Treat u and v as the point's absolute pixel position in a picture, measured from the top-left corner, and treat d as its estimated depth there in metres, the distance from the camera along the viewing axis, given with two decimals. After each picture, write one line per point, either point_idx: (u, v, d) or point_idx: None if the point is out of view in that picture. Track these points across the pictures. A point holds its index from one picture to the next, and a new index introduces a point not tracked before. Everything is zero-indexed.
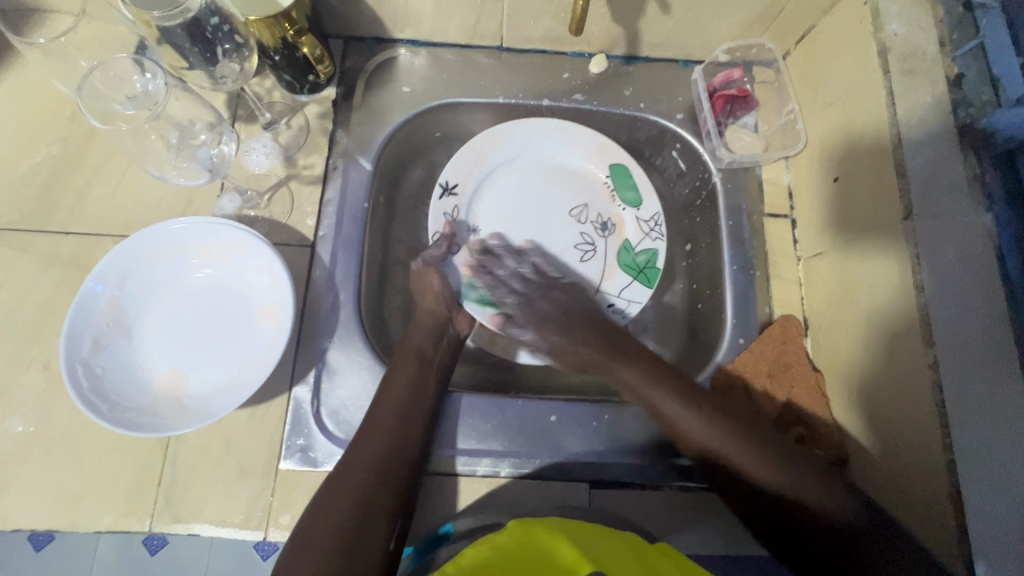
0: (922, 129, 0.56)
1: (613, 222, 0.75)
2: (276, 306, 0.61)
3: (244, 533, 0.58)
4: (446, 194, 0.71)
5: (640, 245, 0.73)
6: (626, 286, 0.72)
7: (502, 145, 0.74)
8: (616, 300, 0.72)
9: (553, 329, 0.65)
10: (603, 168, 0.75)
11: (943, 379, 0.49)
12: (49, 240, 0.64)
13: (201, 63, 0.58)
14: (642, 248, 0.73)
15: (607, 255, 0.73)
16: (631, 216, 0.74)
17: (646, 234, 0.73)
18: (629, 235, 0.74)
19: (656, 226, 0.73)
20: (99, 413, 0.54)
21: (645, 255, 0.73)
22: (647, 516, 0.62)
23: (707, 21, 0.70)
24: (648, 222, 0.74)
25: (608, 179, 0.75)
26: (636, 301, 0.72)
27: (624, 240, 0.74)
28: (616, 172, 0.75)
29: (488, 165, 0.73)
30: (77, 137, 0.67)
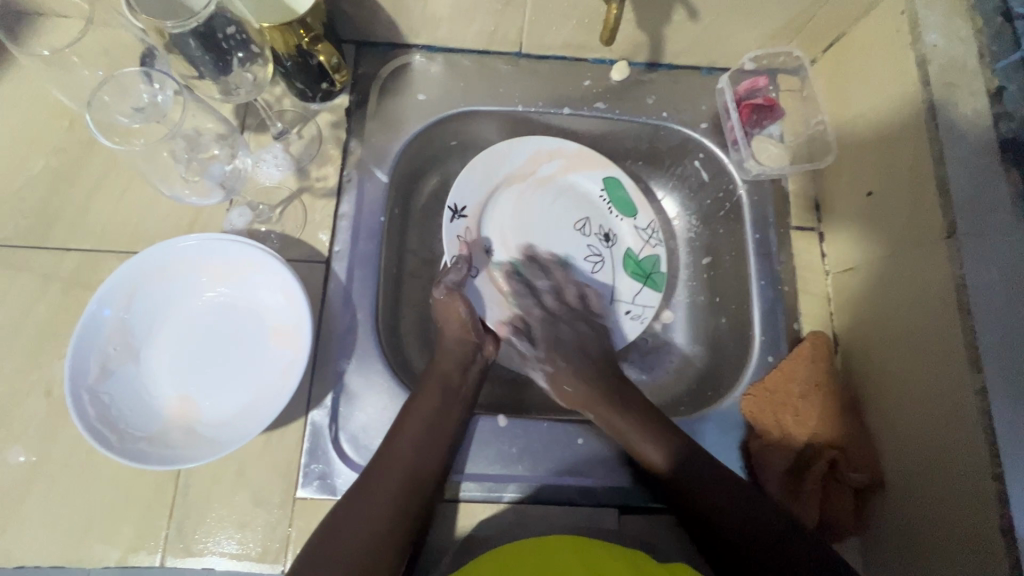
0: (966, 144, 0.54)
1: (613, 233, 0.75)
2: (291, 327, 0.58)
3: (262, 566, 0.55)
4: (456, 217, 0.68)
5: (643, 251, 0.74)
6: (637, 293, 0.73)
7: (505, 161, 0.72)
8: (631, 306, 0.72)
9: (569, 363, 0.64)
10: (597, 182, 0.75)
11: (992, 406, 0.48)
12: (49, 257, 0.61)
13: (213, 72, 0.56)
14: (646, 255, 0.74)
15: (615, 264, 0.74)
16: (630, 225, 0.75)
17: (647, 241, 0.75)
18: (629, 243, 0.75)
19: (654, 233, 0.75)
20: (108, 445, 0.51)
21: (650, 260, 0.74)
22: (676, 540, 0.60)
23: (735, 28, 0.68)
24: (646, 230, 0.75)
25: (604, 194, 0.75)
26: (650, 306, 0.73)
27: (627, 247, 0.75)
28: (610, 185, 0.75)
29: (495, 182, 0.71)
30: (76, 148, 0.64)
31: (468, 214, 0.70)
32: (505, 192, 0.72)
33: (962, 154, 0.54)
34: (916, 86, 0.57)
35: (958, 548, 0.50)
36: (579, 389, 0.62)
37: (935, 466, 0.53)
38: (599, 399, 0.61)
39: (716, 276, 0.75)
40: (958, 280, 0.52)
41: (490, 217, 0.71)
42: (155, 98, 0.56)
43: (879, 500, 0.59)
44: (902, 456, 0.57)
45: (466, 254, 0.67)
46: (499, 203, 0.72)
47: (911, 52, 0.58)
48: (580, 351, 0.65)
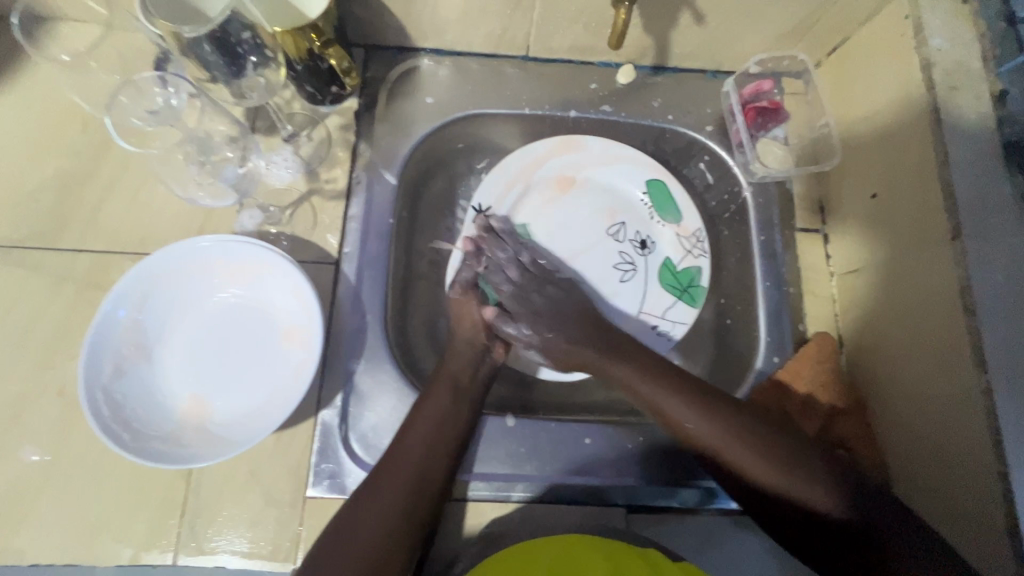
0: (971, 147, 0.55)
1: (652, 239, 0.74)
2: (302, 328, 0.59)
3: (273, 565, 0.56)
4: (480, 215, 0.70)
5: (682, 263, 0.72)
6: (671, 307, 0.71)
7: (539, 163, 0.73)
8: (660, 321, 0.70)
9: (551, 333, 0.62)
10: (640, 184, 0.74)
11: (998, 406, 0.48)
12: (63, 257, 0.61)
13: (225, 76, 0.57)
14: (685, 266, 0.72)
15: (649, 273, 0.72)
16: (671, 233, 0.73)
17: (687, 252, 0.72)
18: (669, 252, 0.73)
19: (698, 243, 0.72)
20: (122, 444, 0.52)
21: (690, 271, 0.72)
22: (683, 538, 0.61)
23: (741, 31, 0.68)
24: (690, 239, 0.73)
25: (646, 196, 0.74)
26: (682, 322, 0.70)
27: (668, 257, 0.73)
28: (653, 188, 0.73)
29: (527, 181, 0.73)
30: (88, 149, 0.64)
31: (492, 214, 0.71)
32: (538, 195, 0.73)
33: (966, 157, 0.54)
34: (921, 89, 0.58)
35: (967, 548, 0.50)
36: (561, 348, 0.63)
37: (944, 465, 0.53)
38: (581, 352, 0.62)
39: (722, 277, 0.75)
40: (963, 281, 0.52)
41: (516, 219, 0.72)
42: (169, 100, 0.59)
43: None
44: (910, 455, 0.57)
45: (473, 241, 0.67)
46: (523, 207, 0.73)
47: (916, 56, 0.58)
48: (557, 321, 0.62)
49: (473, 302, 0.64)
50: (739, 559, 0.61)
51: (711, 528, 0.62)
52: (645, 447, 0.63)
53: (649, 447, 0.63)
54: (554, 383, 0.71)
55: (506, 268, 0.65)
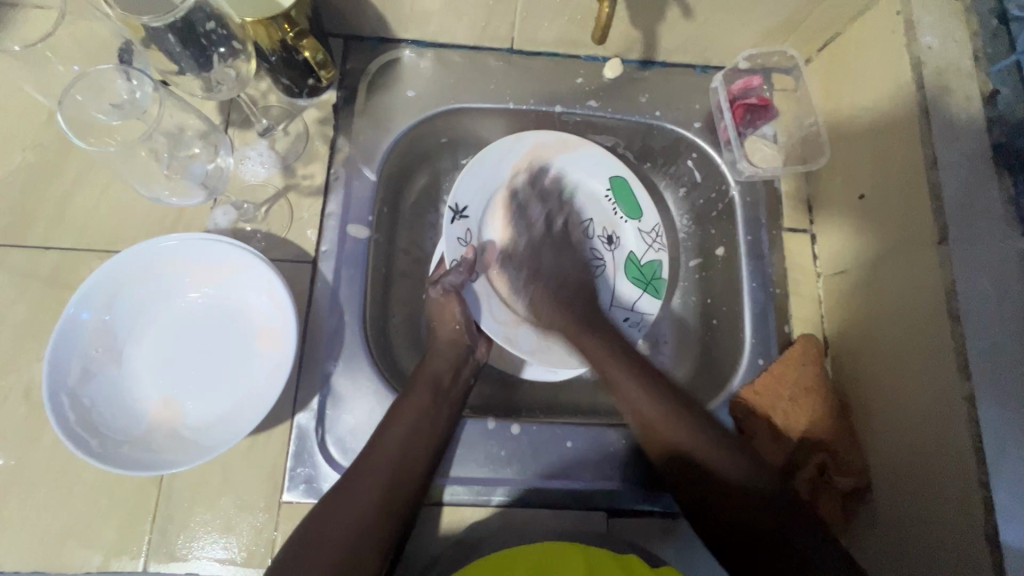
0: (958, 149, 0.54)
1: (615, 235, 0.75)
2: (276, 329, 0.57)
3: (247, 571, 0.55)
4: (456, 218, 0.67)
5: (645, 256, 0.74)
6: (637, 300, 0.73)
7: (502, 161, 0.70)
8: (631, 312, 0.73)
9: (545, 289, 0.68)
10: (604, 180, 0.74)
11: (980, 413, 0.48)
12: (27, 255, 0.59)
13: (194, 68, 0.54)
14: (648, 260, 0.74)
15: (615, 267, 0.74)
16: (633, 228, 0.75)
17: (650, 245, 0.74)
18: (632, 248, 0.74)
19: (658, 236, 0.74)
20: (88, 450, 0.50)
21: (653, 266, 0.74)
22: (665, 541, 0.61)
23: (730, 26, 0.67)
24: (650, 233, 0.74)
25: (609, 193, 0.74)
26: (649, 314, 0.73)
27: (630, 252, 0.75)
28: (615, 185, 0.74)
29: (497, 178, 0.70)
30: (54, 143, 0.62)
31: (469, 214, 0.68)
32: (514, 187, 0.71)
33: (954, 158, 0.53)
34: (910, 89, 0.56)
35: (945, 551, 0.50)
36: (595, 342, 0.64)
37: (923, 469, 0.53)
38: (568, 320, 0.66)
39: (707, 276, 0.74)
40: (948, 285, 0.51)
41: (491, 221, 0.71)
42: (133, 95, 0.54)
43: (866, 504, 0.59)
44: (890, 460, 0.57)
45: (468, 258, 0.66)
46: (499, 204, 0.71)
47: (906, 53, 0.57)
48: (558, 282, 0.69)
49: (455, 305, 0.63)
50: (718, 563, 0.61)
51: (692, 532, 0.61)
52: (627, 450, 0.62)
53: (630, 450, 0.62)
54: (536, 384, 0.70)
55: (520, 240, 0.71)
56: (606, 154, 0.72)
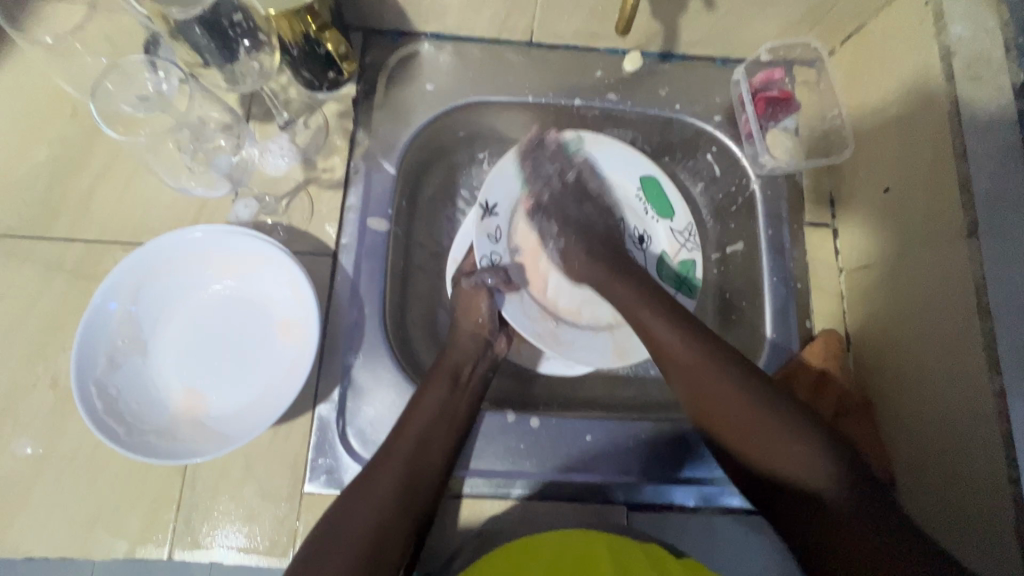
0: (990, 141, 0.52)
1: (648, 234, 0.73)
2: (299, 321, 0.58)
3: (269, 560, 0.55)
4: (486, 214, 0.66)
5: (678, 256, 0.72)
6: (672, 297, 0.70)
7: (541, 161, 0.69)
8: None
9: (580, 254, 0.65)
10: (633, 180, 0.72)
11: (1011, 409, 0.47)
12: (54, 247, 0.60)
13: (219, 61, 0.54)
14: (681, 259, 0.72)
15: (648, 265, 0.72)
16: (665, 228, 0.73)
17: (682, 245, 0.72)
18: (664, 245, 0.72)
19: (691, 236, 0.72)
20: (116, 438, 0.51)
21: (686, 265, 0.71)
22: (685, 537, 0.60)
23: (752, 18, 0.66)
24: (682, 232, 0.72)
25: (640, 193, 0.73)
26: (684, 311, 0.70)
27: (662, 251, 0.72)
28: (646, 184, 0.72)
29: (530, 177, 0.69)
30: (79, 136, 0.63)
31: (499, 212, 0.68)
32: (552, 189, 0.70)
33: (985, 150, 0.52)
34: (940, 79, 0.55)
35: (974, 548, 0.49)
36: (586, 267, 0.64)
37: (950, 466, 0.52)
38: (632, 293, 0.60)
39: (727, 271, 0.73)
40: (978, 280, 0.50)
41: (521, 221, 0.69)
42: (159, 86, 0.57)
43: None
44: (917, 456, 0.56)
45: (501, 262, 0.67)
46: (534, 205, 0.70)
47: (935, 44, 0.56)
48: (583, 230, 0.67)
49: (484, 299, 0.63)
50: (738, 558, 0.60)
51: (714, 528, 0.61)
52: (647, 444, 0.62)
53: (650, 444, 0.62)
54: (553, 378, 0.70)
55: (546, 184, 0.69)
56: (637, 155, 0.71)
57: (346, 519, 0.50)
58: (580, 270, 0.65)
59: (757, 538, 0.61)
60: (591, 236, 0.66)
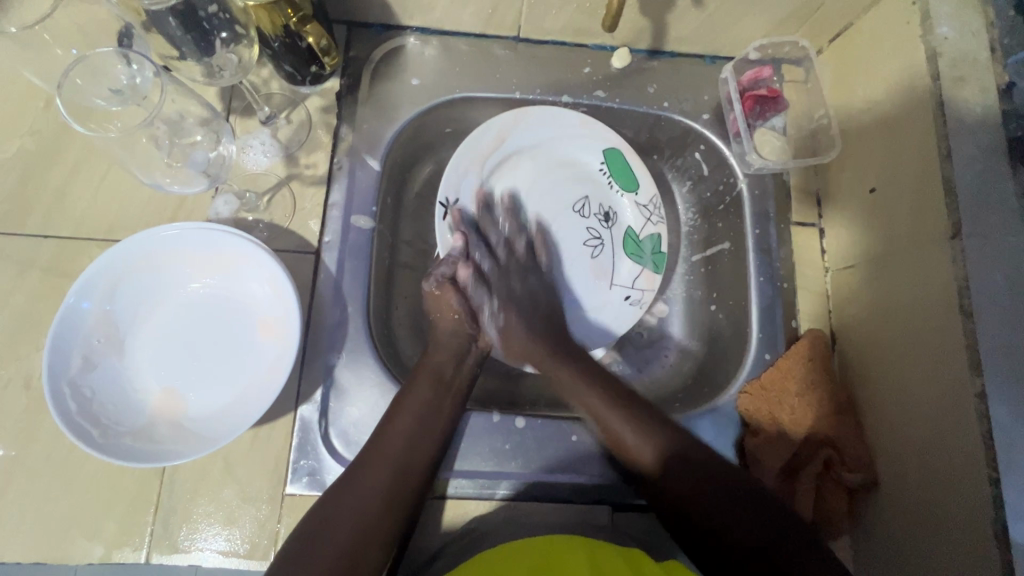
0: (974, 143, 0.53)
1: (614, 210, 0.73)
2: (279, 321, 0.57)
3: (250, 563, 0.55)
4: (447, 211, 0.65)
5: (644, 230, 0.72)
6: (637, 276, 0.72)
7: (495, 141, 0.68)
8: (631, 291, 0.71)
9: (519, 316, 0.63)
10: (596, 154, 0.72)
11: (991, 410, 0.47)
12: (27, 244, 0.58)
13: (195, 53, 0.52)
14: (646, 235, 0.72)
15: (614, 246, 0.72)
16: (630, 202, 0.73)
17: (647, 220, 0.72)
18: (629, 222, 0.73)
19: (656, 209, 0.72)
20: (89, 440, 0.49)
21: (651, 240, 0.72)
22: (667, 538, 0.61)
23: (740, 16, 0.66)
24: (647, 206, 0.72)
25: (604, 166, 0.72)
26: (648, 289, 0.71)
27: (628, 228, 0.73)
28: (610, 156, 0.71)
29: (485, 163, 0.68)
30: (52, 130, 0.61)
31: (460, 206, 0.66)
32: (519, 159, 0.71)
33: (968, 152, 0.52)
34: (925, 80, 0.55)
35: (951, 548, 0.50)
36: (525, 343, 0.62)
37: (931, 466, 0.52)
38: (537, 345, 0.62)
39: (714, 270, 0.73)
40: (961, 281, 0.51)
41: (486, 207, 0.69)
42: (134, 80, 0.53)
43: (872, 499, 0.59)
44: (898, 455, 0.56)
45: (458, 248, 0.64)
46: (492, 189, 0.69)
47: (921, 44, 0.56)
48: (527, 306, 0.65)
49: (510, 313, 0.63)
50: None
51: None
52: None
53: None
54: (537, 377, 0.70)
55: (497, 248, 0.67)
56: (580, 117, 0.70)
57: (317, 535, 0.48)
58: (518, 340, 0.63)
59: None
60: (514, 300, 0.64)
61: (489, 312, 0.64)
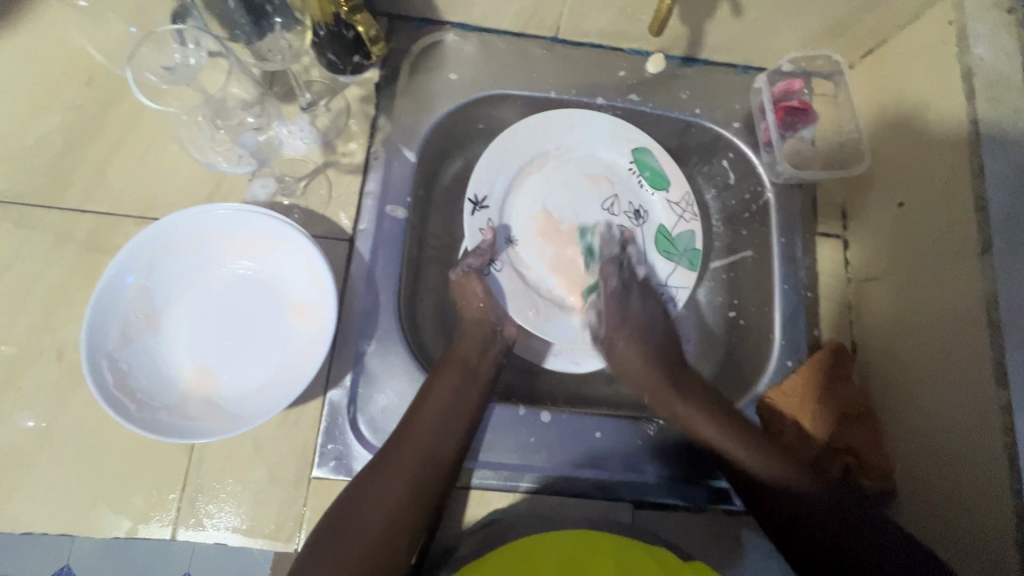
0: (1005, 162, 0.54)
1: (645, 209, 0.73)
2: (313, 305, 0.57)
3: (274, 545, 0.55)
4: (477, 209, 0.67)
5: (676, 227, 0.72)
6: (670, 273, 0.71)
7: (527, 142, 0.70)
8: (665, 289, 0.71)
9: (631, 340, 0.65)
10: (624, 154, 0.73)
11: (1016, 423, 0.48)
12: (64, 217, 0.59)
13: (249, 37, 0.56)
14: (678, 232, 0.72)
15: (647, 243, 0.72)
16: (662, 199, 0.73)
17: (680, 216, 0.72)
18: (663, 219, 0.73)
19: (689, 206, 0.72)
20: (126, 414, 0.50)
21: (684, 238, 0.72)
22: (686, 539, 0.61)
23: (777, 28, 0.67)
24: (680, 204, 0.73)
25: (633, 165, 0.73)
26: (681, 287, 0.71)
27: (660, 224, 0.73)
28: (640, 154, 0.72)
29: (518, 164, 0.70)
30: (94, 104, 0.61)
31: (490, 205, 0.68)
32: (548, 161, 0.71)
33: (1001, 170, 0.53)
34: (961, 97, 0.56)
35: (976, 558, 0.50)
36: (635, 358, 0.64)
37: (953, 477, 0.53)
38: (657, 376, 0.63)
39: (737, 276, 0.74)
40: (988, 297, 0.51)
41: (512, 207, 0.70)
42: (188, 60, 0.53)
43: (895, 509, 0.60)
44: (920, 465, 0.57)
45: (488, 239, 0.66)
46: (519, 191, 0.70)
47: (958, 63, 0.57)
48: (643, 329, 0.65)
49: (630, 329, 0.65)
50: (741, 559, 0.61)
51: (717, 528, 0.62)
52: (655, 441, 0.63)
53: (658, 442, 0.63)
54: (558, 374, 0.70)
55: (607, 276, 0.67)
56: (609, 117, 0.72)
57: (352, 516, 0.49)
58: (633, 357, 0.64)
59: (760, 538, 0.62)
60: (626, 324, 0.65)
61: (598, 331, 0.67)
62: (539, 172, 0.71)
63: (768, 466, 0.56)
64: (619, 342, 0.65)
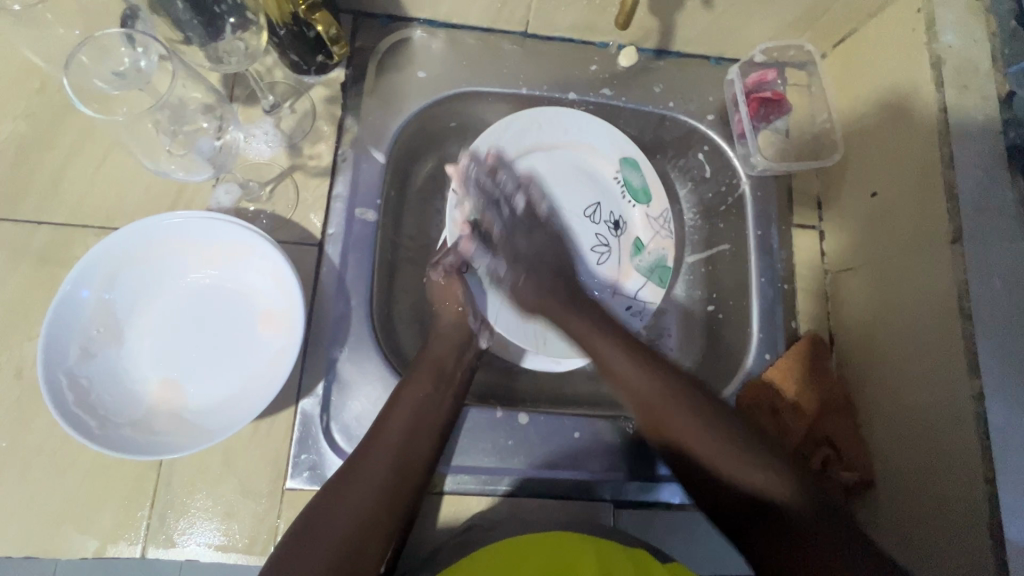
0: (972, 150, 0.54)
1: (624, 219, 0.73)
2: (281, 312, 0.56)
3: (249, 559, 0.54)
4: (456, 201, 0.65)
5: (652, 244, 0.73)
6: (641, 287, 0.72)
7: (513, 137, 0.69)
8: (633, 301, 0.72)
9: (528, 278, 0.66)
10: (612, 161, 0.72)
11: (988, 412, 0.48)
12: (19, 230, 0.57)
13: (202, 39, 0.52)
14: (653, 249, 0.73)
15: (621, 255, 0.73)
16: (641, 211, 0.73)
17: (657, 232, 0.73)
18: (639, 233, 0.73)
19: (667, 224, 0.72)
20: (87, 432, 0.48)
21: (657, 256, 0.72)
22: (665, 536, 0.61)
23: (747, 19, 0.67)
24: (659, 220, 0.73)
25: (618, 174, 0.73)
26: (650, 302, 0.72)
27: (637, 238, 0.73)
28: (627, 165, 0.72)
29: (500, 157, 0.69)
30: (48, 111, 0.59)
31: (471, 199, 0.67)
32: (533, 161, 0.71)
33: (969, 158, 0.53)
34: (930, 86, 0.56)
35: (947, 546, 0.51)
36: (529, 287, 0.65)
37: (927, 465, 0.54)
38: (557, 301, 0.64)
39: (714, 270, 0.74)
40: (961, 287, 0.51)
41: None
42: (138, 63, 0.51)
43: (868, 498, 0.60)
44: (892, 454, 0.58)
45: (466, 238, 0.65)
46: None
47: (926, 52, 0.57)
48: (536, 265, 0.66)
49: (530, 285, 0.65)
50: None
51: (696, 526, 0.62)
52: (635, 439, 0.62)
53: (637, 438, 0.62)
54: (536, 374, 0.69)
55: (520, 216, 0.68)
56: (608, 129, 0.71)
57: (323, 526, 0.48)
58: (525, 293, 0.66)
59: None
60: (524, 265, 0.66)
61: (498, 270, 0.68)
62: (522, 168, 0.71)
63: (708, 437, 0.54)
64: (518, 277, 0.66)
